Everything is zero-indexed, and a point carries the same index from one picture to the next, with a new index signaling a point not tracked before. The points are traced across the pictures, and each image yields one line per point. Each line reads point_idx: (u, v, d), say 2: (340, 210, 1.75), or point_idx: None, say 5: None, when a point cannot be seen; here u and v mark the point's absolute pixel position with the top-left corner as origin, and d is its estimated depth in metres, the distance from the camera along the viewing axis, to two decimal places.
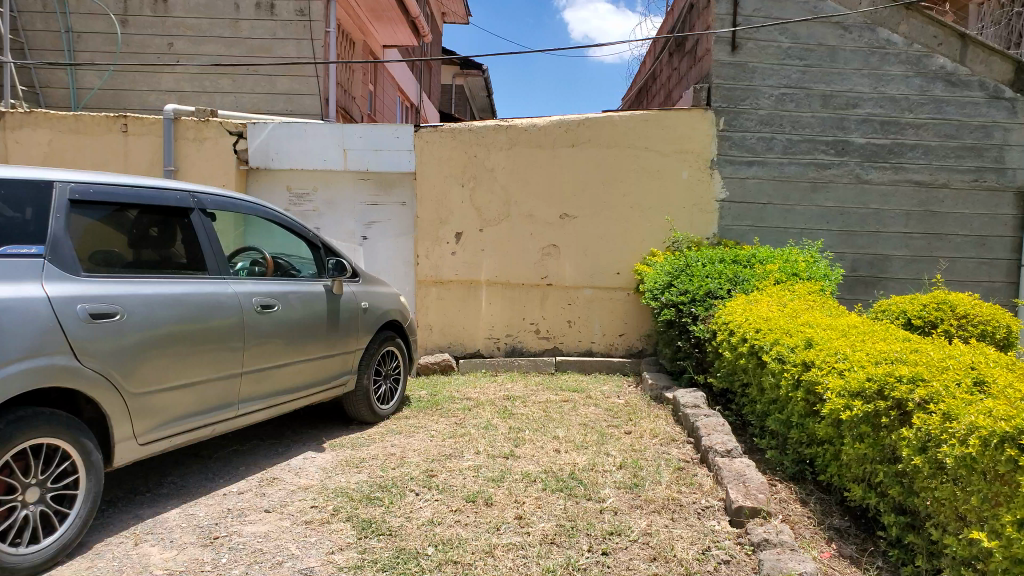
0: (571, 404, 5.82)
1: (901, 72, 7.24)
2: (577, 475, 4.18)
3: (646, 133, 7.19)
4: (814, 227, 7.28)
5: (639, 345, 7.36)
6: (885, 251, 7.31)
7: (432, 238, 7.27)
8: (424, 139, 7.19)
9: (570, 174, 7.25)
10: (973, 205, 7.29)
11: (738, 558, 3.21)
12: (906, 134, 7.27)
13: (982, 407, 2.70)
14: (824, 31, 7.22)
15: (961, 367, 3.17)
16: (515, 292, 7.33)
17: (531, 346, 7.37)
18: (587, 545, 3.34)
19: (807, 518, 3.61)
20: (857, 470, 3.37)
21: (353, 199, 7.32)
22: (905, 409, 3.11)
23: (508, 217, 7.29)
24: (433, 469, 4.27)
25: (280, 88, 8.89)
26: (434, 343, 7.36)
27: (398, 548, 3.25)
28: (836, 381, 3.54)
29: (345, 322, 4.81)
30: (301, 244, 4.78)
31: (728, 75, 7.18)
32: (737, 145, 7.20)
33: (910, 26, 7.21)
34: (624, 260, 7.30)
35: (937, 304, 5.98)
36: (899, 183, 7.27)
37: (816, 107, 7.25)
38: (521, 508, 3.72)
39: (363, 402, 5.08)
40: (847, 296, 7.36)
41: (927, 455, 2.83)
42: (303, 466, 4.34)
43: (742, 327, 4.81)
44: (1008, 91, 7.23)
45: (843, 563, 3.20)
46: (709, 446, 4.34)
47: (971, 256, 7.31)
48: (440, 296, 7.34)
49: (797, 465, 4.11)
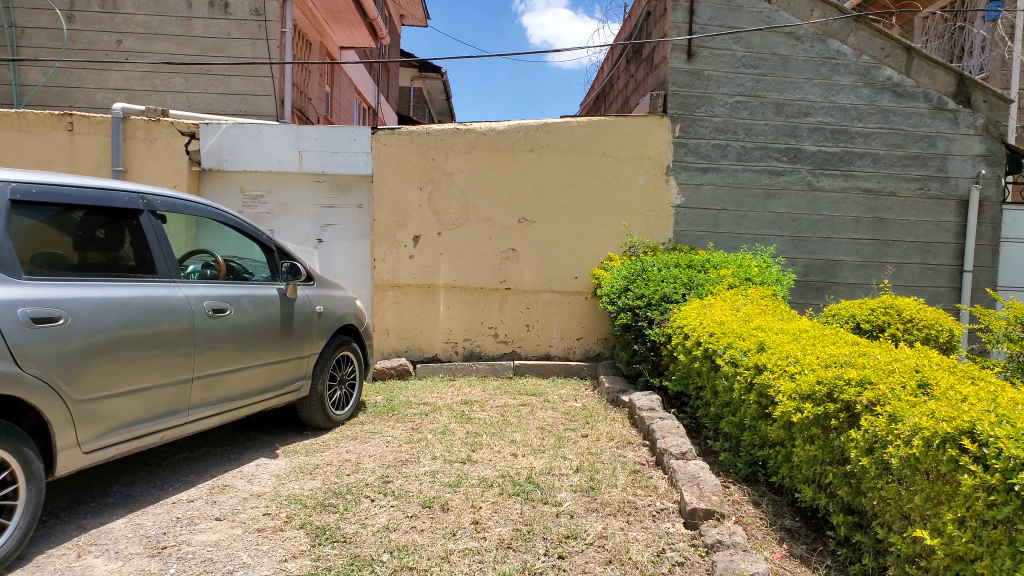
0: (529, 408, 5.83)
1: (851, 82, 7.43)
2: (534, 479, 4.19)
3: (603, 139, 7.25)
4: (767, 233, 7.42)
5: (596, 348, 7.41)
6: (835, 256, 7.49)
7: (389, 241, 7.22)
8: (381, 142, 7.14)
9: (529, 178, 7.27)
10: (918, 213, 7.52)
11: (692, 560, 3.25)
12: (855, 143, 7.46)
13: (925, 408, 2.77)
14: (776, 41, 7.38)
15: (907, 370, 3.25)
16: (473, 296, 7.32)
17: (489, 350, 7.35)
18: (544, 549, 3.35)
19: (759, 520, 3.67)
20: (808, 471, 3.45)
21: (308, 202, 7.24)
22: (854, 411, 3.19)
23: (466, 221, 7.28)
24: (388, 474, 4.23)
25: (234, 88, 8.75)
26: (391, 348, 7.31)
27: (353, 556, 3.22)
28: (788, 384, 3.61)
29: (299, 326, 4.74)
30: (255, 247, 4.70)
31: (685, 82, 7.28)
32: (693, 152, 7.31)
33: (859, 37, 7.42)
34: (582, 265, 7.35)
35: (885, 309, 6.16)
36: (849, 190, 7.46)
37: (770, 115, 7.39)
38: (478, 513, 3.71)
39: (317, 407, 5.01)
40: (799, 300, 7.51)
41: (873, 456, 2.91)
42: (256, 473, 4.26)
43: (696, 330, 4.88)
44: (952, 103, 7.49)
45: (794, 563, 3.25)
46: (664, 449, 4.38)
47: (916, 261, 7.55)
48: (398, 300, 7.28)
49: (749, 467, 4.18)
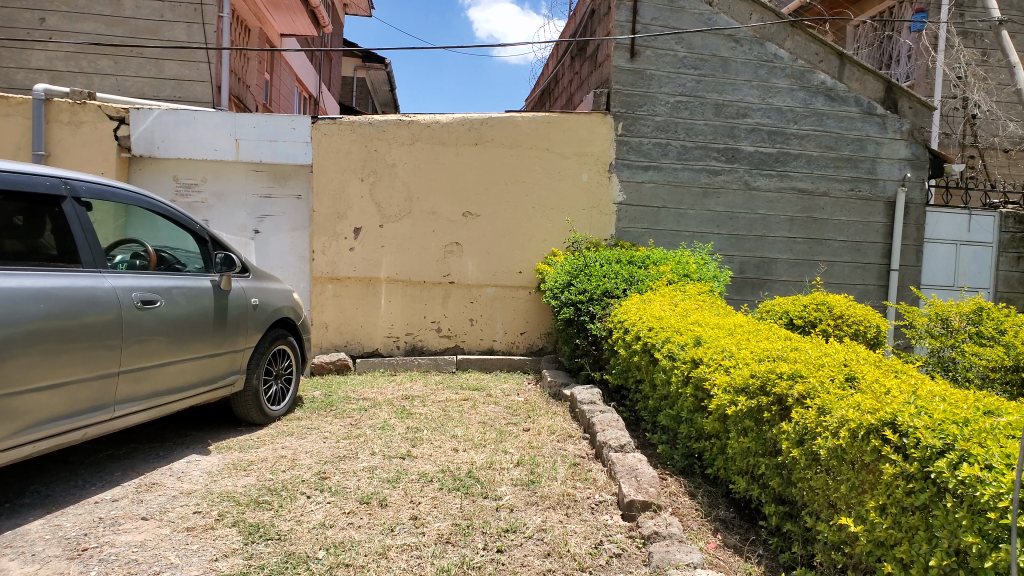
0: (470, 403, 5.81)
1: (787, 85, 7.62)
2: (474, 474, 4.17)
3: (547, 135, 7.27)
4: (705, 230, 7.56)
5: (539, 343, 7.42)
6: (771, 254, 7.68)
7: (328, 233, 7.09)
8: (322, 132, 7.00)
9: (472, 172, 7.23)
10: (850, 213, 7.77)
11: (630, 551, 3.29)
12: (791, 144, 7.65)
13: (852, 400, 2.86)
14: (717, 43, 7.50)
15: (836, 364, 3.34)
16: (415, 290, 7.25)
17: (430, 344, 7.30)
18: (482, 543, 3.34)
19: (695, 511, 3.74)
20: (742, 463, 3.53)
21: (245, 192, 7.06)
22: (785, 404, 3.27)
23: (408, 213, 7.20)
24: (325, 471, 4.15)
25: (168, 72, 8.47)
26: (330, 342, 7.19)
27: (287, 553, 3.15)
28: (723, 377, 3.68)
29: (233, 319, 4.61)
30: (188, 237, 4.55)
31: (627, 81, 7.35)
32: (635, 150, 7.38)
33: (795, 42, 7.61)
34: (526, 259, 7.35)
35: (816, 305, 6.35)
36: (784, 190, 7.65)
37: (709, 115, 7.52)
38: (416, 509, 3.67)
39: (253, 402, 4.89)
40: (735, 296, 7.67)
41: (803, 448, 3.00)
42: (186, 470, 4.13)
43: (636, 325, 4.93)
44: (880, 108, 7.75)
45: (728, 552, 3.32)
46: (603, 442, 4.42)
47: (847, 260, 7.80)
48: (337, 293, 7.17)
49: (686, 459, 4.25)
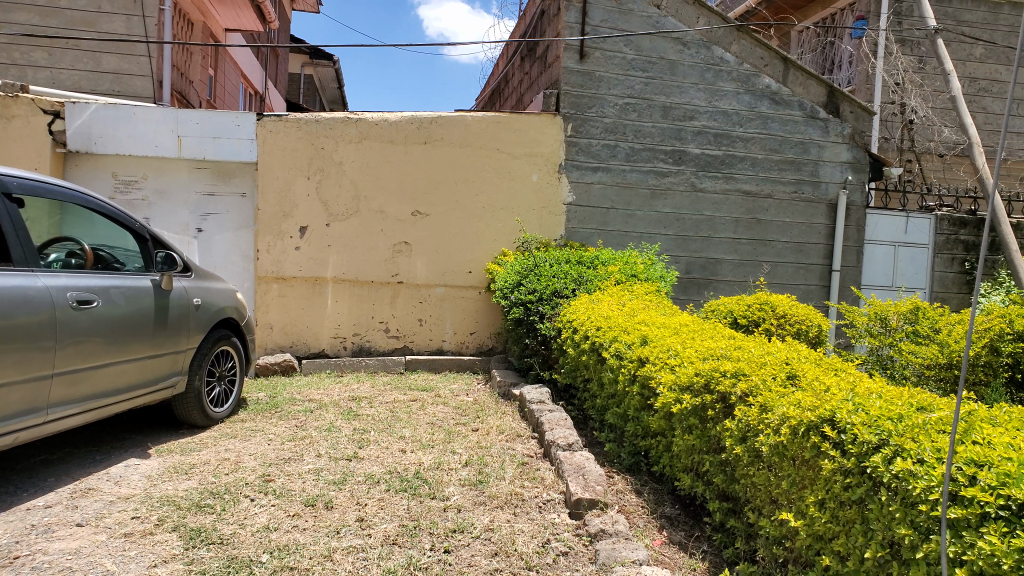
0: (419, 404, 5.79)
1: (733, 88, 7.79)
2: (421, 475, 4.16)
3: (497, 135, 7.29)
4: (653, 231, 7.67)
5: (489, 343, 7.44)
6: (716, 255, 7.84)
7: (274, 232, 6.98)
8: (267, 129, 6.90)
9: (422, 171, 7.21)
10: (792, 215, 7.99)
11: (577, 549, 3.32)
12: (736, 147, 7.82)
13: (793, 397, 2.94)
14: (665, 46, 7.62)
15: (778, 362, 3.43)
16: (363, 290, 7.19)
17: (379, 345, 7.25)
18: (429, 544, 3.34)
19: (641, 508, 3.80)
20: (687, 460, 3.61)
21: (187, 189, 6.90)
22: (728, 402, 3.35)
23: (356, 212, 7.13)
24: (269, 473, 4.09)
25: (106, 66, 8.25)
26: (275, 343, 7.10)
27: (230, 558, 3.09)
28: (669, 376, 3.75)
29: (174, 320, 4.51)
30: (127, 236, 4.43)
31: (577, 82, 7.40)
32: (584, 151, 7.45)
33: (740, 46, 7.79)
34: (476, 259, 7.36)
35: (760, 305, 6.50)
36: (729, 192, 7.81)
37: (657, 117, 7.63)
38: (363, 510, 3.65)
39: (195, 404, 4.79)
40: (681, 296, 7.82)
41: (746, 444, 3.08)
42: (124, 474, 4.02)
43: (585, 324, 4.98)
44: (823, 112, 7.99)
45: (673, 549, 3.39)
46: (551, 441, 4.45)
47: (790, 261, 8.02)
48: (283, 293, 7.06)
49: (633, 457, 4.32)
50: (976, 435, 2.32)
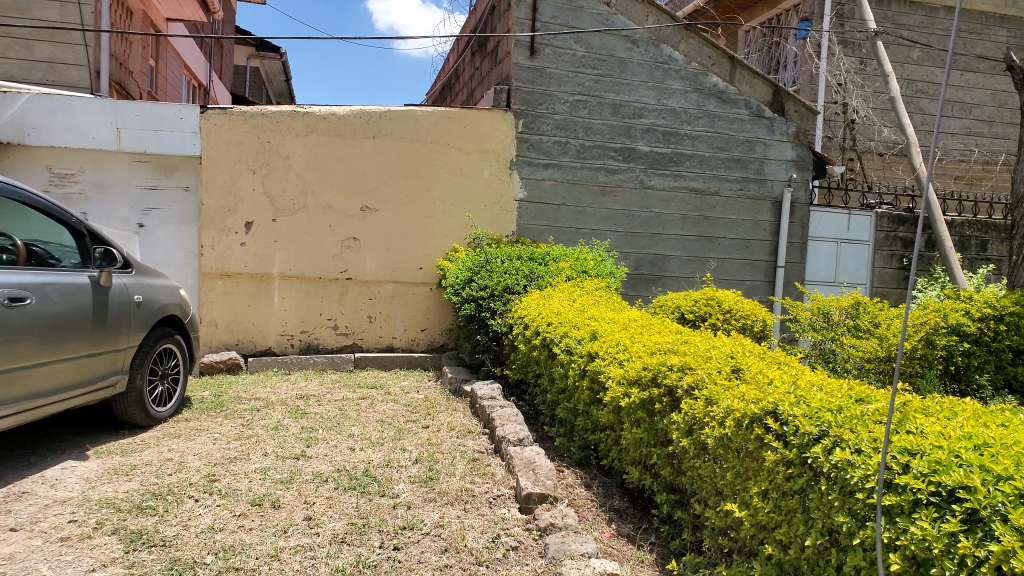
0: (368, 402, 5.73)
1: (681, 87, 7.91)
2: (371, 472, 4.13)
3: (448, 130, 7.27)
4: (603, 228, 7.74)
5: (440, 339, 7.41)
6: (664, 251, 7.96)
7: (218, 227, 6.86)
8: (211, 121, 6.76)
9: (371, 166, 7.14)
10: (738, 212, 8.15)
11: (526, 544, 3.34)
12: (684, 145, 7.94)
13: (737, 391, 3.02)
14: (615, 43, 7.69)
15: (723, 356, 3.50)
16: (311, 287, 7.10)
17: (328, 342, 7.17)
18: (379, 541, 3.32)
19: (590, 501, 3.85)
20: (635, 453, 3.67)
21: (127, 183, 6.69)
22: (674, 395, 3.41)
23: (304, 207, 7.03)
24: (214, 473, 4.01)
25: (39, 54, 8.01)
26: (220, 341, 6.97)
27: (172, 560, 3.02)
28: (617, 370, 3.80)
29: (114, 318, 4.38)
30: (63, 231, 4.28)
31: (527, 78, 7.41)
32: (535, 147, 7.47)
33: (689, 45, 7.91)
34: (426, 255, 7.32)
35: (706, 300, 6.62)
36: (677, 189, 7.94)
37: (607, 115, 7.70)
38: (311, 509, 3.61)
39: (136, 404, 4.66)
40: (631, 292, 7.92)
41: (692, 437, 3.15)
42: (60, 477, 3.90)
43: (536, 320, 5.00)
44: (769, 111, 8.17)
45: (621, 541, 3.44)
46: (502, 436, 4.46)
47: (736, 257, 8.19)
48: (228, 290, 6.94)
49: (583, 451, 4.37)
50: (909, 424, 2.41)
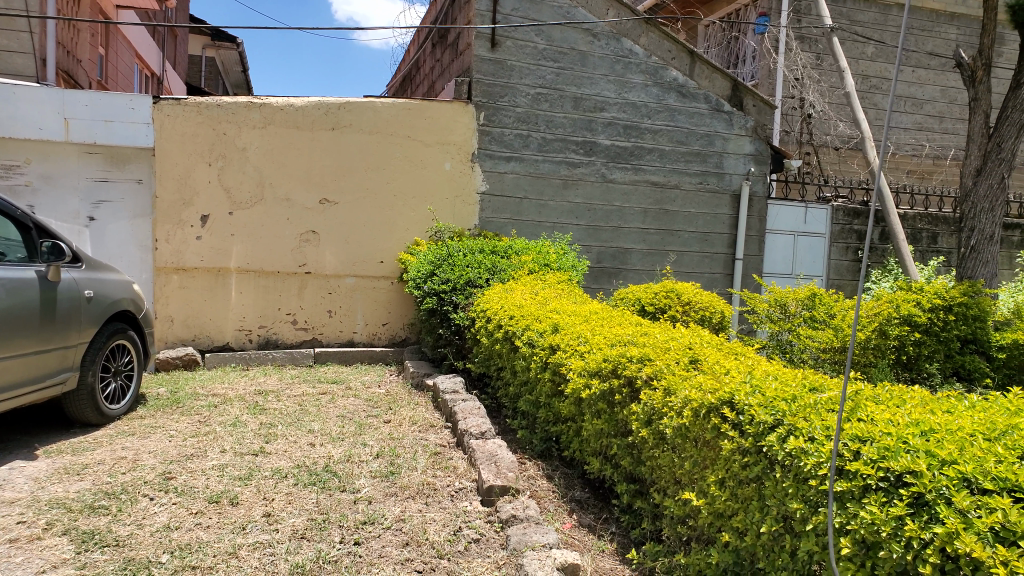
0: (329, 397, 5.68)
1: (642, 81, 7.96)
2: (331, 468, 4.10)
3: (408, 122, 7.22)
4: (565, 221, 7.77)
5: (402, 334, 7.37)
6: (626, 244, 8.02)
7: (173, 221, 6.73)
8: (164, 112, 6.63)
9: (330, 158, 7.06)
10: (698, 205, 8.25)
11: (488, 536, 3.36)
12: (644, 139, 8.01)
13: (695, 381, 3.06)
14: (576, 37, 7.71)
15: (681, 347, 3.55)
16: (269, 281, 7.00)
17: (287, 337, 7.09)
18: (339, 537, 3.29)
19: (552, 493, 3.88)
20: (596, 444, 3.70)
21: (76, 175, 6.50)
22: (634, 385, 3.45)
23: (261, 200, 6.92)
24: (170, 471, 3.94)
25: None
26: (176, 337, 6.83)
27: (126, 560, 2.97)
28: (578, 362, 3.83)
29: (63, 313, 4.27)
30: (8, 224, 4.16)
31: (488, 71, 7.39)
32: (497, 140, 7.46)
33: (649, 39, 7.97)
34: (387, 249, 7.28)
35: (666, 292, 6.70)
36: (638, 182, 8.00)
37: (568, 108, 7.72)
38: (270, 506, 3.57)
39: (88, 401, 4.56)
40: (592, 285, 7.98)
41: (651, 427, 3.19)
42: (8, 478, 3.79)
43: (498, 314, 5.01)
44: (727, 105, 8.27)
45: (582, 532, 3.47)
46: (465, 430, 4.47)
47: (696, 250, 8.30)
48: (183, 284, 6.81)
49: (545, 443, 4.40)
50: (860, 412, 2.47)
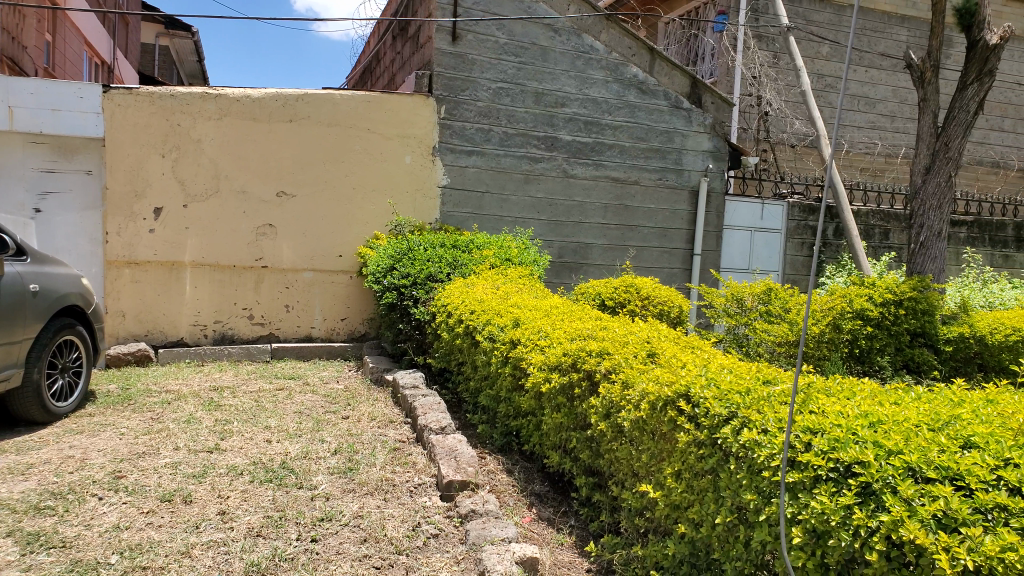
0: (286, 393, 5.61)
1: (602, 77, 8.00)
2: (288, 464, 4.05)
3: (367, 115, 7.14)
4: (527, 216, 7.78)
5: (361, 329, 7.31)
6: (586, 239, 8.06)
7: (124, 213, 6.57)
8: (114, 102, 6.47)
9: (287, 150, 6.95)
10: (657, 201, 8.34)
11: (447, 531, 3.35)
12: (605, 134, 8.05)
13: (653, 374, 3.10)
14: (536, 32, 7.70)
15: (639, 341, 3.58)
16: (225, 275, 6.88)
17: (243, 332, 6.97)
18: (296, 534, 3.26)
19: (511, 487, 3.89)
20: (555, 438, 3.72)
21: (21, 165, 6.26)
22: (593, 379, 3.47)
23: (216, 192, 6.80)
24: (121, 470, 3.86)
25: None
26: (128, 332, 6.68)
27: (73, 561, 2.90)
28: (538, 356, 3.84)
29: (7, 307, 4.15)
30: None
31: (449, 64, 7.35)
32: (458, 134, 7.43)
33: (609, 35, 8.01)
34: (346, 243, 7.20)
35: (625, 287, 6.75)
36: (598, 178, 8.05)
37: (529, 103, 7.72)
38: (225, 503, 3.51)
39: (34, 399, 4.43)
40: (554, 280, 8.00)
41: (610, 420, 3.22)
42: None
43: (458, 308, 5.00)
44: (686, 103, 8.36)
45: (541, 525, 3.49)
46: (424, 425, 4.45)
47: (655, 245, 8.38)
48: (136, 279, 6.66)
49: (505, 437, 4.40)
50: (812, 404, 2.52)
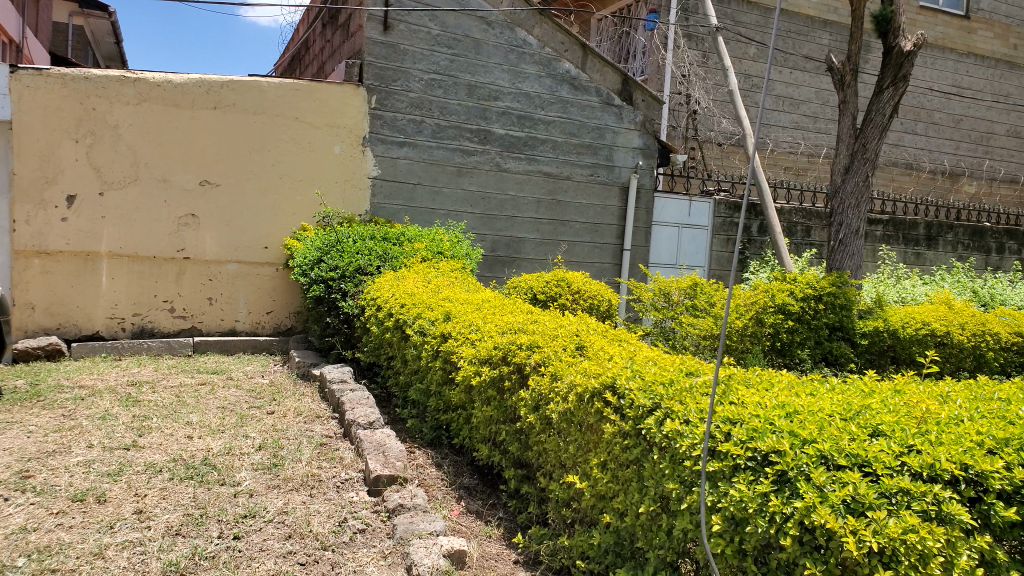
0: (209, 388, 5.45)
1: (535, 72, 8.03)
2: (210, 461, 3.94)
3: (295, 103, 7.00)
4: (459, 209, 7.76)
5: (287, 322, 7.16)
6: (519, 234, 8.10)
7: (34, 200, 6.26)
8: (23, 83, 6.16)
9: (210, 138, 6.74)
10: (589, 196, 8.44)
11: (374, 526, 3.32)
12: (537, 129, 8.09)
13: (581, 366, 3.15)
14: (470, 24, 7.68)
15: (568, 334, 3.63)
16: (143, 266, 6.63)
17: (163, 325, 6.74)
18: (217, 532, 3.18)
19: (440, 481, 3.88)
20: (485, 430, 3.73)
21: None
22: (523, 372, 3.49)
23: (135, 180, 6.53)
24: (29, 469, 3.68)
25: None
26: (38, 325, 6.37)
27: None
28: (469, 349, 3.85)
29: None
30: None
31: (380, 54, 7.26)
32: (389, 125, 7.34)
33: (543, 30, 8.03)
34: (272, 234, 7.04)
35: (557, 281, 6.80)
36: (531, 172, 8.08)
37: (462, 96, 7.68)
38: (142, 502, 3.40)
39: None
40: (486, 273, 8.02)
41: (538, 413, 3.25)
42: None
43: (389, 302, 4.96)
44: (618, 99, 8.48)
45: (470, 518, 3.50)
46: (352, 420, 4.40)
47: (586, 240, 8.48)
48: (46, 269, 6.36)
49: (434, 431, 4.39)
50: (733, 396, 2.61)
